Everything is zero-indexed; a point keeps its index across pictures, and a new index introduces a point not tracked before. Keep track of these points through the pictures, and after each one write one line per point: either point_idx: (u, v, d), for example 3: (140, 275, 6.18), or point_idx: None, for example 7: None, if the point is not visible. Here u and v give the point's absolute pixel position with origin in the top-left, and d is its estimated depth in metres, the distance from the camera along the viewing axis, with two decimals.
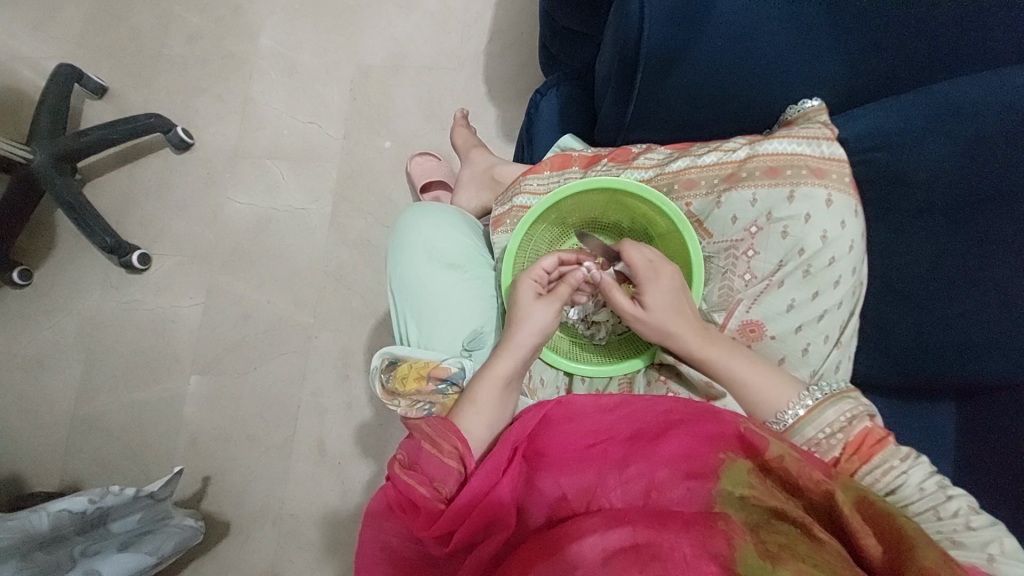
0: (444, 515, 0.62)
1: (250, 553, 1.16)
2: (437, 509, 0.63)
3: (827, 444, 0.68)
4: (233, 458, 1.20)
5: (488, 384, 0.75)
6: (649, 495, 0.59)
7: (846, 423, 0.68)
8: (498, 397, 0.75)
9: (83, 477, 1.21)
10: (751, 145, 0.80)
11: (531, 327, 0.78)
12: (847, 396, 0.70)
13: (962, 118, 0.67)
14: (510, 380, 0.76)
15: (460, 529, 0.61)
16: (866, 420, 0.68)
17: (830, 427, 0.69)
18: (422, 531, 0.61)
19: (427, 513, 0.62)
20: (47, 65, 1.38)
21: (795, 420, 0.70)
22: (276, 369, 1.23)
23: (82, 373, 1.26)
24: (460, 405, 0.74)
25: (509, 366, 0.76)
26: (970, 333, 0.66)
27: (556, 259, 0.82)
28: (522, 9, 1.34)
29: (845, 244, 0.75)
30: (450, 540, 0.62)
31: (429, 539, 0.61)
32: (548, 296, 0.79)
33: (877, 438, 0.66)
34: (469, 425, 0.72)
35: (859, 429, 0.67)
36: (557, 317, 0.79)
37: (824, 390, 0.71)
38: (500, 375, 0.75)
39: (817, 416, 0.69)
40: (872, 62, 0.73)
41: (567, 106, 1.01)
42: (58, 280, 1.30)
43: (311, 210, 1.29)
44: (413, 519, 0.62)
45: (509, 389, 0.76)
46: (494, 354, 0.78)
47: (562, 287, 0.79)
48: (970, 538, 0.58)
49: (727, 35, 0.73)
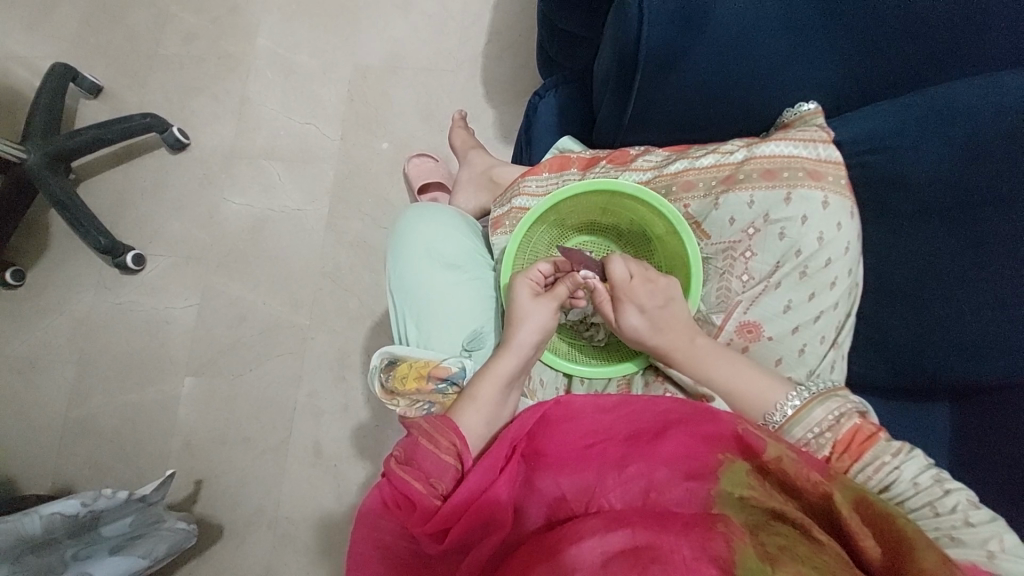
0: (440, 512, 0.61)
1: (245, 556, 1.16)
2: (433, 506, 0.62)
3: (816, 443, 0.69)
4: (228, 460, 1.20)
5: (488, 383, 0.74)
6: (649, 495, 0.59)
7: (834, 422, 0.69)
8: (498, 396, 0.74)
9: (76, 480, 1.20)
10: (748, 147, 0.80)
11: (531, 326, 0.78)
12: (835, 395, 0.71)
13: (958, 121, 0.68)
14: (511, 379, 0.76)
15: (455, 527, 0.60)
16: (856, 417, 0.68)
17: (819, 426, 0.69)
18: (416, 527, 0.60)
19: (423, 511, 0.61)
20: (41, 65, 1.38)
21: (785, 419, 0.71)
22: (272, 370, 1.23)
23: (75, 375, 1.25)
24: (460, 403, 0.74)
25: (511, 364, 0.76)
26: (967, 333, 0.67)
27: (552, 265, 0.83)
28: (520, 11, 1.35)
29: (840, 246, 0.76)
30: (444, 538, 0.61)
31: (424, 536, 0.60)
32: (547, 294, 0.80)
33: (867, 434, 0.67)
34: (468, 423, 0.72)
35: (849, 426, 0.68)
36: (557, 314, 0.80)
37: (811, 390, 0.72)
38: (500, 373, 0.75)
39: (807, 415, 0.70)
40: (868, 66, 0.74)
41: (566, 108, 1.02)
42: (50, 281, 1.29)
43: (307, 211, 1.29)
44: (408, 516, 0.62)
45: (509, 388, 0.76)
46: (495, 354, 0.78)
47: (559, 287, 0.80)
48: (969, 535, 0.59)
49: (725, 39, 0.74)
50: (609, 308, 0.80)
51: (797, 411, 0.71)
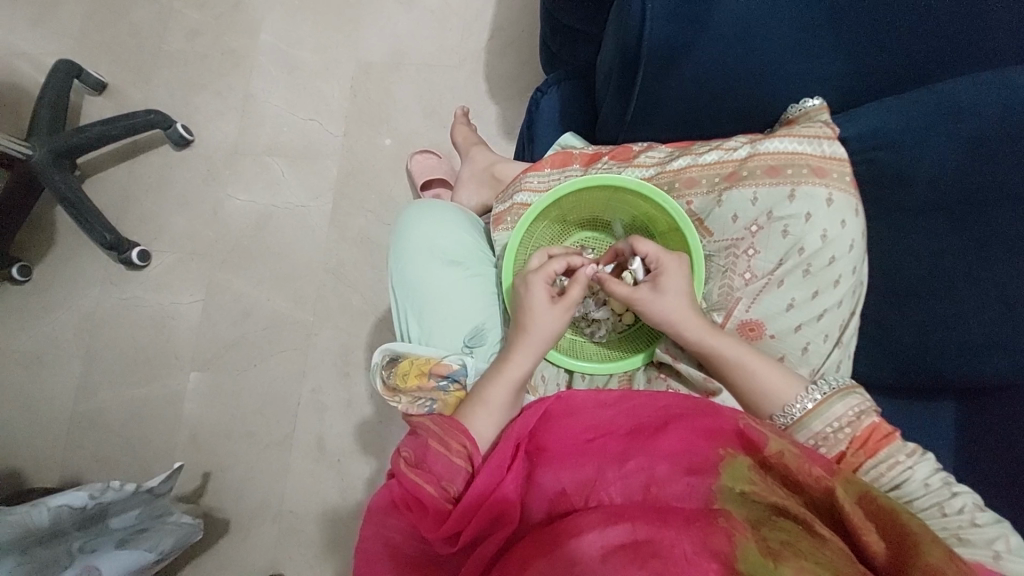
0: (451, 515, 0.61)
1: (250, 551, 1.17)
2: (445, 509, 0.63)
3: (834, 438, 0.68)
4: (232, 455, 1.20)
5: (500, 387, 0.74)
6: (649, 490, 0.59)
7: (854, 418, 0.68)
8: (509, 400, 0.74)
9: (83, 474, 1.21)
10: (751, 144, 0.80)
11: (545, 331, 0.77)
12: (854, 391, 0.70)
13: (964, 118, 0.67)
14: (522, 385, 0.76)
15: (467, 528, 0.60)
16: (875, 415, 0.68)
17: (839, 421, 0.69)
18: (429, 532, 0.60)
19: (435, 513, 0.62)
20: (46, 62, 1.38)
21: (803, 414, 0.70)
22: (276, 366, 1.23)
23: (82, 370, 1.26)
24: (470, 408, 0.74)
25: (528, 360, 0.76)
26: (972, 332, 0.67)
27: (566, 263, 0.80)
28: (523, 6, 1.34)
29: (845, 244, 0.75)
30: (455, 540, 0.61)
31: (437, 540, 0.60)
32: (561, 299, 0.78)
33: (885, 433, 0.67)
34: (478, 428, 0.72)
35: (868, 424, 0.68)
36: (569, 315, 0.78)
37: (830, 385, 0.71)
38: (512, 378, 0.75)
39: (827, 409, 0.69)
40: (874, 62, 0.73)
41: (568, 105, 1.01)
42: (57, 277, 1.30)
43: (311, 207, 1.29)
44: (421, 518, 0.62)
45: (519, 393, 0.76)
46: (505, 357, 0.77)
47: (575, 287, 0.77)
48: (975, 535, 0.58)
49: (728, 34, 0.74)
50: (619, 287, 0.77)
51: (816, 405, 0.70)
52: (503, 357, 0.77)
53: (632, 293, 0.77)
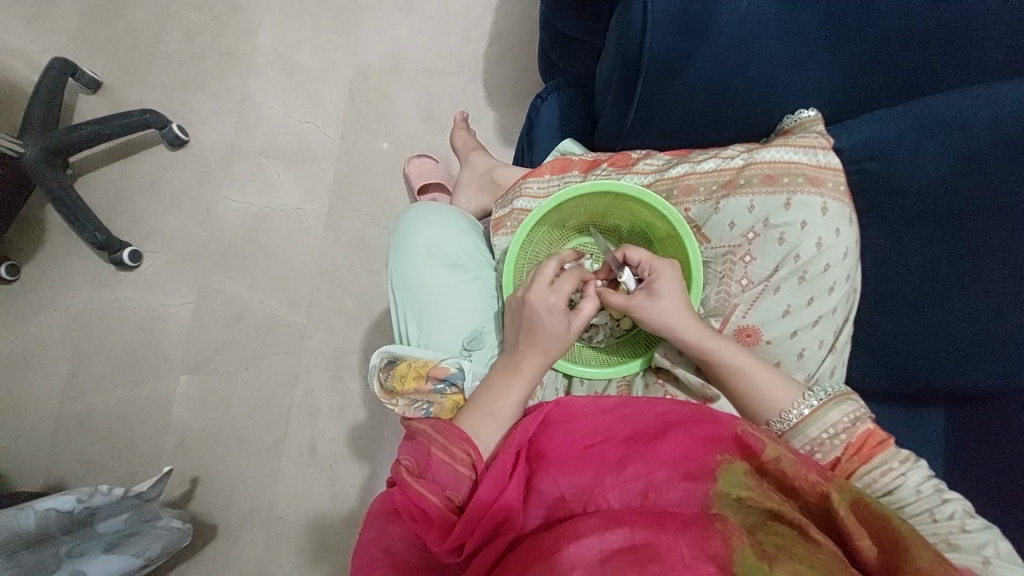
0: (457, 525, 0.61)
1: (238, 556, 1.15)
2: (450, 521, 0.62)
3: (830, 443, 0.70)
4: (221, 459, 1.19)
5: (503, 396, 0.75)
6: (647, 496, 0.59)
7: (849, 425, 0.69)
8: (512, 411, 0.74)
9: (67, 478, 1.19)
10: (749, 153, 0.81)
11: (542, 343, 0.77)
12: (849, 398, 0.71)
13: (956, 132, 0.69)
14: (524, 395, 0.76)
15: (472, 537, 0.60)
16: (869, 421, 0.69)
17: (834, 427, 0.70)
18: (435, 545, 0.60)
19: (440, 526, 0.62)
20: (39, 59, 1.37)
21: (800, 419, 0.71)
22: (269, 369, 1.22)
23: (68, 370, 1.24)
24: (475, 416, 0.74)
25: (536, 369, 0.77)
26: (962, 335, 0.68)
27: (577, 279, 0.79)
28: (522, 14, 1.36)
29: (839, 252, 0.77)
30: (461, 550, 0.61)
31: (443, 552, 0.60)
32: (573, 316, 0.78)
33: (878, 440, 0.68)
34: (481, 434, 0.72)
35: (864, 430, 0.69)
36: (578, 331, 0.78)
37: (826, 391, 0.72)
38: (517, 390, 0.75)
39: (823, 416, 0.70)
40: (867, 73, 0.75)
41: (567, 112, 1.03)
42: (45, 276, 1.28)
43: (306, 210, 1.29)
44: (425, 530, 0.62)
45: (522, 401, 0.76)
46: (507, 366, 0.77)
47: (586, 304, 0.78)
48: (965, 540, 0.59)
49: (727, 43, 0.75)
50: (617, 297, 0.79)
51: (812, 411, 0.71)
52: (506, 366, 0.77)
53: (628, 301, 0.78)
